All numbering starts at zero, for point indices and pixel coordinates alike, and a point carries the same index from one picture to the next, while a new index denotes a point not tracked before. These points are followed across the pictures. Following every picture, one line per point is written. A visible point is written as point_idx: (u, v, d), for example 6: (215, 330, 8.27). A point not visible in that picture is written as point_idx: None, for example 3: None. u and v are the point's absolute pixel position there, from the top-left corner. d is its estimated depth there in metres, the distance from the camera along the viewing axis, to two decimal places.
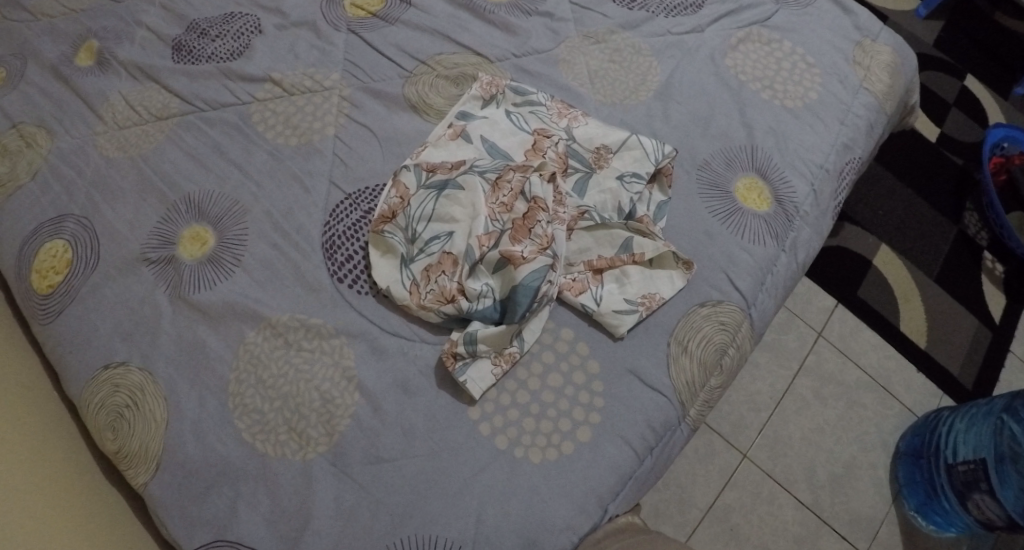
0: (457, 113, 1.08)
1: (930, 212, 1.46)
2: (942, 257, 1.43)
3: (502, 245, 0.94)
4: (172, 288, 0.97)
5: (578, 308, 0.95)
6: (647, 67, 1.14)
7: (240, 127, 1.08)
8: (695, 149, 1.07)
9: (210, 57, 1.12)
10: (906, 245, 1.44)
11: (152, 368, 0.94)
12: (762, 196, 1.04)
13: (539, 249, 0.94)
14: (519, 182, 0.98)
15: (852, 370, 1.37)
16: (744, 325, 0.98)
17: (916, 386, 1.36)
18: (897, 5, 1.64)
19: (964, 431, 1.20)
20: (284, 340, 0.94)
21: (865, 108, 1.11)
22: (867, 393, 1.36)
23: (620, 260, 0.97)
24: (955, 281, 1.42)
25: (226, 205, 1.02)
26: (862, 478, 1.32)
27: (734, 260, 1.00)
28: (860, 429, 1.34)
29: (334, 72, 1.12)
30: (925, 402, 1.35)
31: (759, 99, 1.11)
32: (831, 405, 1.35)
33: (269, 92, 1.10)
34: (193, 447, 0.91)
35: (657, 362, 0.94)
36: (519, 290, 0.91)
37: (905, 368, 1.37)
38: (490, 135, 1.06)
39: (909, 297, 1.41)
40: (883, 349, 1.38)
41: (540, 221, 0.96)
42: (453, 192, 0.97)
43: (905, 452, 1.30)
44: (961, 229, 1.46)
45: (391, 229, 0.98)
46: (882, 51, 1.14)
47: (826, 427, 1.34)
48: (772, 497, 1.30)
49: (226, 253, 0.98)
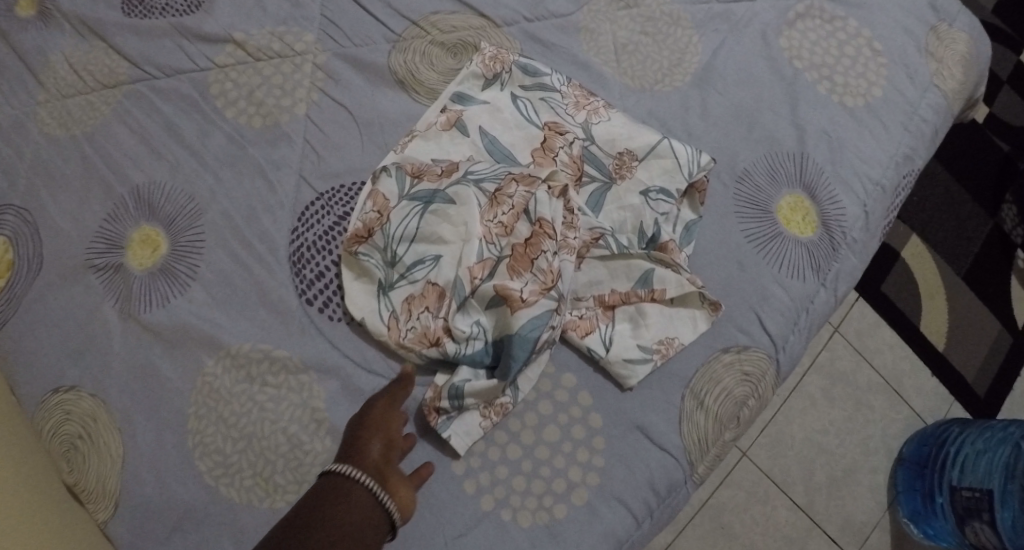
0: (453, 94, 0.92)
1: (968, 201, 1.30)
2: (973, 254, 1.28)
3: (498, 277, 0.82)
4: (121, 301, 0.85)
5: (583, 351, 0.84)
6: (686, 42, 0.97)
7: (197, 100, 0.92)
8: (736, 155, 0.93)
9: (165, 8, 0.95)
10: (937, 237, 1.28)
11: (105, 395, 0.83)
12: (807, 219, 0.91)
13: (543, 287, 0.81)
14: (523, 198, 0.84)
15: (864, 371, 1.23)
16: (769, 373, 0.87)
17: (928, 389, 1.22)
18: None
19: (973, 454, 1.08)
20: (246, 373, 0.83)
21: (932, 111, 0.95)
22: (877, 395, 1.22)
23: (636, 297, 0.85)
24: (986, 279, 1.27)
25: (179, 202, 0.88)
26: (860, 482, 1.19)
27: (767, 297, 0.88)
28: (865, 432, 1.21)
29: (309, 32, 0.96)
30: (936, 409, 1.22)
31: (814, 92, 0.95)
32: (840, 405, 1.21)
33: (231, 57, 0.94)
34: (143, 487, 0.81)
35: (667, 418, 0.84)
36: (515, 339, 0.79)
37: (920, 371, 1.23)
38: (492, 127, 0.90)
39: (933, 295, 1.26)
40: (898, 349, 1.24)
41: (542, 250, 0.82)
42: (443, 208, 0.84)
43: (908, 459, 1.18)
44: (996, 223, 1.29)
45: (366, 250, 0.85)
46: (959, 39, 0.97)
47: (830, 427, 1.21)
48: (767, 498, 1.18)
49: (180, 263, 0.86)
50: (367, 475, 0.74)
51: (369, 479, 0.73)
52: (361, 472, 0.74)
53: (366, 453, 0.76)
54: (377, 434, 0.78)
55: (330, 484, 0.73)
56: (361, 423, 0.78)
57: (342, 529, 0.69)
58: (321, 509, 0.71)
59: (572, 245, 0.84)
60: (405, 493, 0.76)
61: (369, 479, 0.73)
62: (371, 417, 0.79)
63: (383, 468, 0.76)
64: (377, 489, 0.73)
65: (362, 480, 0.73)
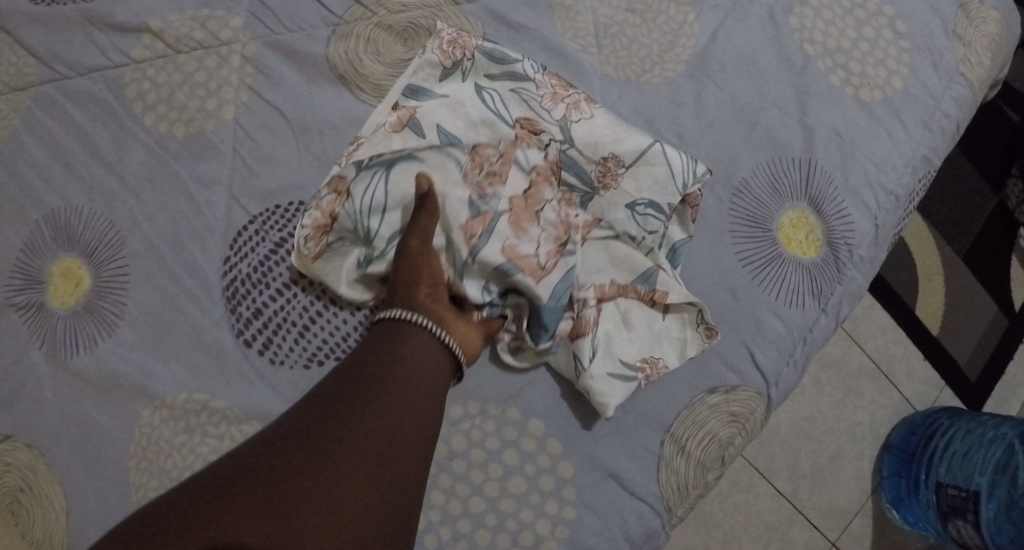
0: (405, 88, 0.78)
1: (972, 174, 1.17)
2: (975, 232, 1.15)
3: (504, 234, 0.72)
4: (47, 343, 0.79)
5: (569, 359, 0.76)
6: (680, 23, 0.84)
7: (112, 104, 0.81)
8: (735, 162, 0.82)
9: None
10: (936, 215, 1.16)
11: (42, 445, 0.78)
12: (810, 237, 0.82)
13: (558, 246, 0.74)
14: (512, 148, 0.75)
15: (857, 354, 1.12)
16: (759, 411, 0.79)
17: (919, 373, 1.12)
18: None
19: (964, 451, 1.01)
20: (185, 424, 0.76)
21: (956, 105, 0.85)
22: (867, 381, 1.11)
23: (636, 292, 0.77)
24: (988, 258, 1.15)
25: (99, 229, 0.79)
26: (845, 470, 1.10)
27: (761, 328, 0.79)
28: (854, 418, 1.11)
29: (236, 16, 0.82)
30: (925, 394, 1.12)
31: (826, 85, 0.84)
32: (829, 392, 1.11)
33: (149, 50, 0.82)
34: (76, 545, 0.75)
35: (643, 465, 0.77)
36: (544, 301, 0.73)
37: (912, 354, 1.13)
38: (452, 125, 0.76)
39: (931, 276, 1.14)
40: (892, 333, 1.13)
41: (541, 209, 0.75)
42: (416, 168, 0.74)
43: (895, 446, 1.09)
44: (1000, 199, 1.16)
45: (336, 236, 0.76)
46: (989, 18, 0.87)
47: (818, 415, 1.10)
48: (750, 486, 1.08)
49: (105, 302, 0.78)
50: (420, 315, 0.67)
51: (426, 318, 0.67)
52: (414, 313, 0.67)
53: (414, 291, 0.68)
54: (425, 275, 0.69)
55: (385, 331, 0.67)
56: (405, 264, 0.69)
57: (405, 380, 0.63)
58: (377, 363, 0.64)
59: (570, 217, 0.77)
60: (467, 336, 0.70)
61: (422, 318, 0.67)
62: (413, 258, 0.69)
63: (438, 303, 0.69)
64: (438, 330, 0.67)
65: (415, 320, 0.66)
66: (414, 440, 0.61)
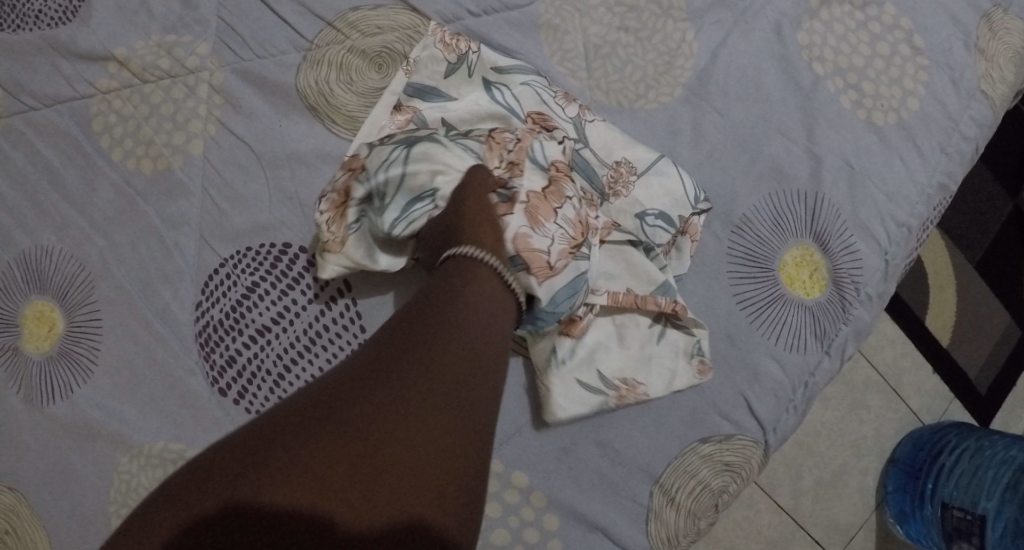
0: (406, 88, 0.76)
1: (988, 177, 1.11)
2: (989, 239, 1.10)
3: (518, 224, 0.65)
4: (23, 390, 0.77)
5: (545, 353, 0.72)
6: (675, 40, 0.78)
7: (79, 139, 0.79)
8: (733, 195, 0.76)
9: (38, 14, 0.80)
10: (948, 220, 1.10)
11: (25, 490, 0.77)
12: (814, 275, 0.76)
13: (572, 247, 0.66)
14: (529, 139, 0.69)
15: (863, 367, 1.08)
16: (755, 458, 0.76)
17: (927, 387, 1.08)
18: None
19: (970, 470, 0.98)
20: (164, 473, 0.75)
21: (975, 125, 0.77)
22: (875, 394, 1.08)
23: (655, 304, 0.71)
24: (1004, 266, 1.10)
25: (70, 271, 0.77)
26: (849, 485, 1.07)
27: (758, 374, 0.76)
28: (858, 433, 1.07)
29: (203, 42, 0.79)
30: (934, 407, 1.08)
31: (837, 108, 0.76)
32: (834, 406, 1.07)
33: (114, 79, 0.79)
34: None
35: (630, 516, 0.75)
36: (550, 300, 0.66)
37: (920, 368, 1.08)
38: (461, 120, 0.73)
39: (943, 285, 1.09)
40: (901, 345, 1.08)
41: (559, 204, 0.67)
42: (432, 148, 0.68)
43: (901, 461, 1.06)
44: (1017, 204, 1.11)
45: (354, 214, 0.71)
46: (1014, 30, 0.78)
47: (822, 430, 1.07)
48: (752, 502, 1.05)
49: (78, 346, 0.77)
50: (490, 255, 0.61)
51: (496, 258, 0.61)
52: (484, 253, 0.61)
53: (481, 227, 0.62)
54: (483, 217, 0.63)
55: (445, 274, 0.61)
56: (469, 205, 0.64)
57: (464, 321, 0.57)
58: (435, 310, 0.58)
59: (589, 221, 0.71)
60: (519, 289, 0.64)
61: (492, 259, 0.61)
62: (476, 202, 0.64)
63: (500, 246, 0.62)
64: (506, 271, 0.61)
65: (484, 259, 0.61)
66: (477, 394, 0.56)
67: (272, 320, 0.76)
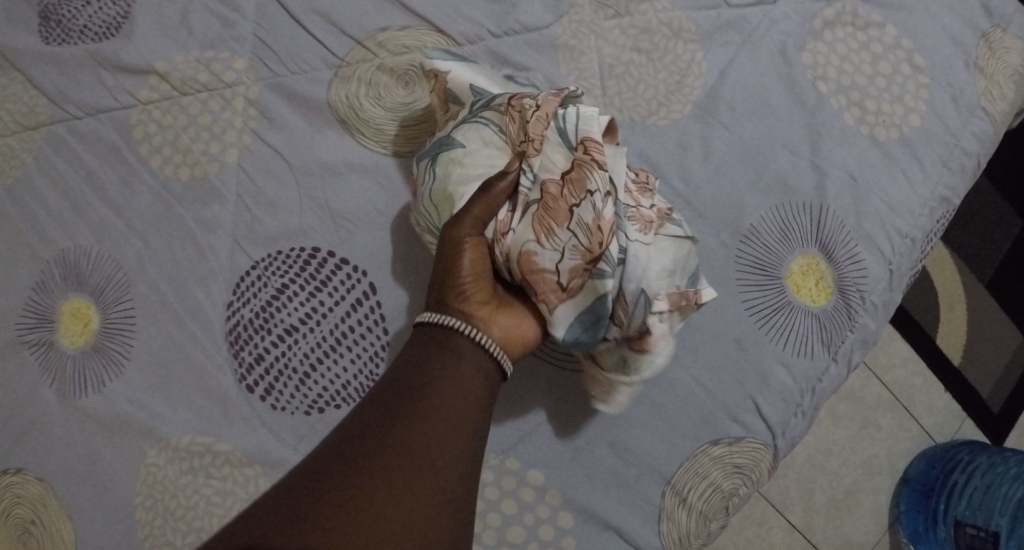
0: (436, 51, 0.78)
1: (999, 198, 1.15)
2: (1001, 258, 1.14)
3: (529, 239, 0.67)
4: (58, 382, 0.80)
5: (617, 362, 0.72)
6: (683, 60, 0.82)
7: (119, 146, 0.83)
8: (741, 206, 0.79)
9: (84, 30, 0.85)
10: (958, 240, 1.14)
11: (52, 480, 0.80)
12: (821, 284, 0.78)
13: (587, 260, 0.65)
14: (554, 127, 0.68)
15: (874, 386, 1.10)
16: (765, 462, 0.78)
17: (939, 405, 1.10)
18: None
19: (984, 487, 0.99)
20: (190, 465, 0.78)
21: (975, 140, 0.80)
22: (885, 413, 1.09)
23: (688, 300, 0.70)
24: (1015, 284, 1.13)
25: (108, 270, 0.81)
26: (861, 504, 1.08)
27: (767, 379, 0.77)
28: (869, 451, 1.08)
29: (240, 58, 0.84)
30: (947, 427, 1.10)
31: (840, 124, 0.79)
32: (844, 424, 1.09)
33: (155, 91, 0.84)
34: None
35: (642, 517, 0.76)
36: (563, 321, 0.68)
37: (932, 386, 1.11)
38: (483, 87, 0.75)
39: (953, 304, 1.13)
40: (911, 364, 1.11)
41: (575, 203, 0.66)
42: (452, 153, 0.71)
43: (914, 480, 1.07)
44: None
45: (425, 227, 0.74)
46: (1014, 49, 0.81)
47: (833, 447, 1.08)
48: (763, 520, 1.06)
49: (112, 342, 0.80)
50: (458, 319, 0.64)
51: (456, 319, 0.64)
52: (453, 318, 0.64)
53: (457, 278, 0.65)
54: (462, 263, 0.66)
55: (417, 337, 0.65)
56: (444, 250, 0.66)
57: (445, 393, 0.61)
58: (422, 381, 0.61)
59: (637, 217, 0.69)
60: (511, 328, 0.67)
61: (460, 323, 0.64)
62: (454, 243, 0.66)
63: (473, 299, 0.65)
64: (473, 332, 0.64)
65: (455, 326, 0.64)
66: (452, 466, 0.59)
67: (300, 320, 0.79)
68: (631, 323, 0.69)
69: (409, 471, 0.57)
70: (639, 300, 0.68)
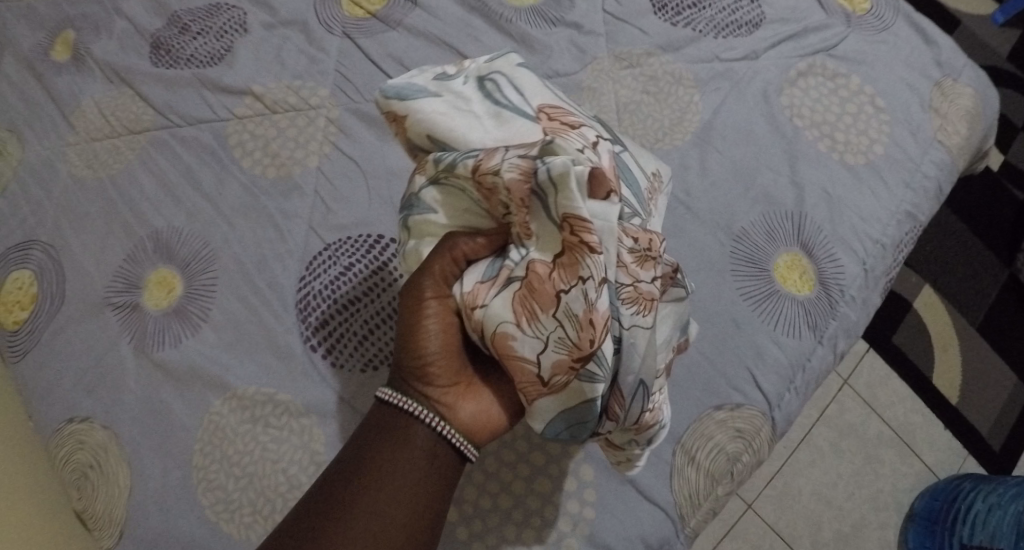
0: (394, 90, 0.79)
1: (983, 252, 1.35)
2: (988, 304, 1.33)
3: (511, 326, 0.71)
4: (135, 339, 0.90)
5: (637, 441, 0.79)
6: (686, 101, 0.99)
7: (215, 150, 0.98)
8: (733, 212, 0.94)
9: (191, 59, 1.02)
10: (948, 288, 1.33)
11: (116, 428, 0.88)
12: (804, 277, 0.91)
13: (573, 359, 0.70)
14: (533, 198, 0.69)
15: (875, 422, 1.27)
16: (763, 429, 0.88)
17: (941, 443, 1.27)
18: (971, 9, 1.50)
19: (983, 510, 1.08)
20: (250, 414, 0.87)
21: (935, 166, 0.96)
22: (889, 449, 1.26)
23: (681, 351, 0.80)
24: (1002, 327, 1.32)
25: (195, 247, 0.93)
26: (869, 538, 1.23)
27: (762, 355, 0.89)
28: (875, 486, 1.25)
29: (323, 87, 1.01)
30: (949, 464, 1.26)
31: (814, 151, 0.95)
32: (849, 459, 1.26)
33: (249, 109, 1.00)
34: (134, 516, 0.86)
35: (656, 472, 0.86)
36: (546, 414, 0.73)
37: (932, 424, 1.28)
38: (443, 129, 0.76)
39: (947, 346, 1.30)
40: (910, 403, 1.28)
41: (564, 289, 0.69)
42: (423, 217, 0.77)
43: (919, 515, 1.20)
44: (1012, 273, 1.34)
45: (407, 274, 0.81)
46: (963, 94, 0.98)
47: (839, 481, 1.25)
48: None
49: (193, 305, 0.91)
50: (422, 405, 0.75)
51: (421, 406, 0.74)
52: (418, 404, 0.74)
53: (425, 356, 0.75)
54: (428, 345, 0.75)
55: (385, 412, 0.75)
56: (409, 326, 0.75)
57: (411, 441, 0.74)
58: (392, 430, 0.74)
59: (636, 294, 0.72)
60: (479, 410, 0.76)
61: (423, 410, 0.74)
62: (416, 317, 0.75)
63: (435, 379, 0.75)
64: (433, 421, 0.74)
65: (419, 413, 0.74)
66: (417, 489, 0.73)
67: (360, 294, 0.90)
68: (627, 412, 0.75)
69: (378, 497, 0.72)
70: (637, 391, 0.74)
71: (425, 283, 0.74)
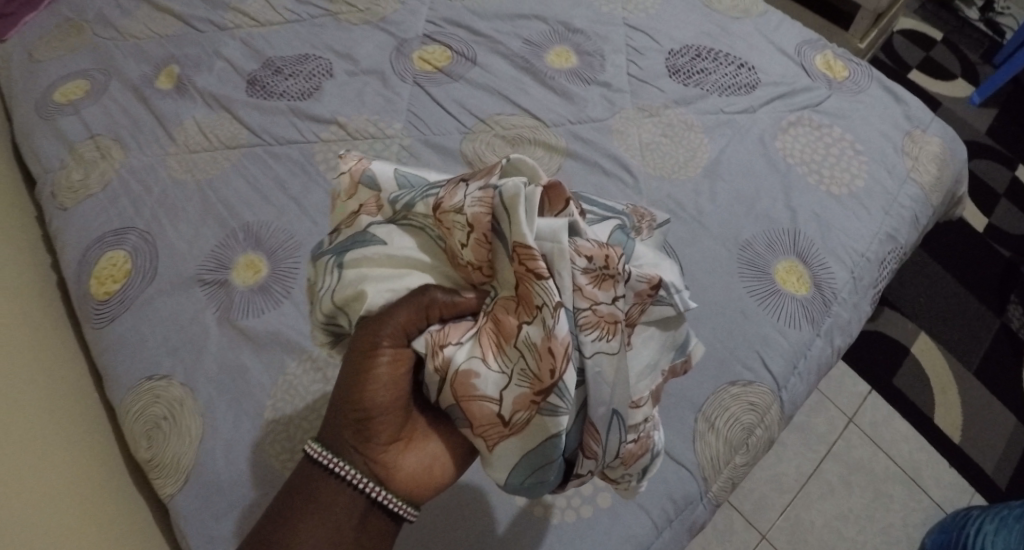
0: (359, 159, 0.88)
1: (975, 304, 1.53)
2: (984, 349, 1.49)
3: (475, 365, 0.76)
4: (220, 310, 1.02)
5: (629, 471, 0.82)
6: (696, 143, 1.16)
7: (302, 163, 1.13)
8: (740, 229, 1.09)
9: (282, 94, 1.19)
10: (943, 335, 1.50)
11: (194, 386, 0.97)
12: (801, 280, 1.06)
13: (534, 394, 0.74)
14: (489, 230, 0.76)
15: (881, 459, 1.39)
16: (773, 406, 0.99)
17: (948, 480, 1.37)
18: (953, 93, 1.85)
19: (993, 530, 1.16)
20: (322, 374, 0.97)
21: (911, 199, 1.14)
22: (895, 485, 1.36)
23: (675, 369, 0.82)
24: (998, 372, 1.47)
25: (281, 239, 1.06)
26: None
27: (768, 341, 1.02)
28: (886, 521, 1.34)
29: (397, 122, 1.18)
30: (958, 499, 1.36)
31: (805, 183, 1.13)
32: (859, 494, 1.36)
33: (333, 134, 1.16)
34: (203, 462, 0.94)
35: (682, 439, 0.96)
36: (508, 459, 0.76)
37: (936, 462, 1.39)
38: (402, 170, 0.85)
39: (946, 389, 1.45)
40: (914, 441, 1.40)
41: (526, 321, 0.75)
42: (366, 255, 0.80)
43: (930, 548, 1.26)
44: (1003, 322, 1.52)
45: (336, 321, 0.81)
46: (931, 143, 1.18)
47: (849, 515, 1.34)
48: None
49: (276, 283, 1.03)
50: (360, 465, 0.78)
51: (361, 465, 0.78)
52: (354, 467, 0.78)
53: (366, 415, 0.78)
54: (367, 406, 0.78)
55: (321, 471, 0.79)
56: (349, 383, 0.78)
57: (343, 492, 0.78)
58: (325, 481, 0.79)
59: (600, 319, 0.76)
60: (423, 464, 0.80)
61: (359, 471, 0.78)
62: (357, 375, 0.78)
63: (375, 437, 0.78)
64: (366, 486, 0.78)
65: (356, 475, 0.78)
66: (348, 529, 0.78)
67: None
68: (604, 447, 0.79)
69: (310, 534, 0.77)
70: (612, 421, 0.78)
71: (366, 336, 0.77)
